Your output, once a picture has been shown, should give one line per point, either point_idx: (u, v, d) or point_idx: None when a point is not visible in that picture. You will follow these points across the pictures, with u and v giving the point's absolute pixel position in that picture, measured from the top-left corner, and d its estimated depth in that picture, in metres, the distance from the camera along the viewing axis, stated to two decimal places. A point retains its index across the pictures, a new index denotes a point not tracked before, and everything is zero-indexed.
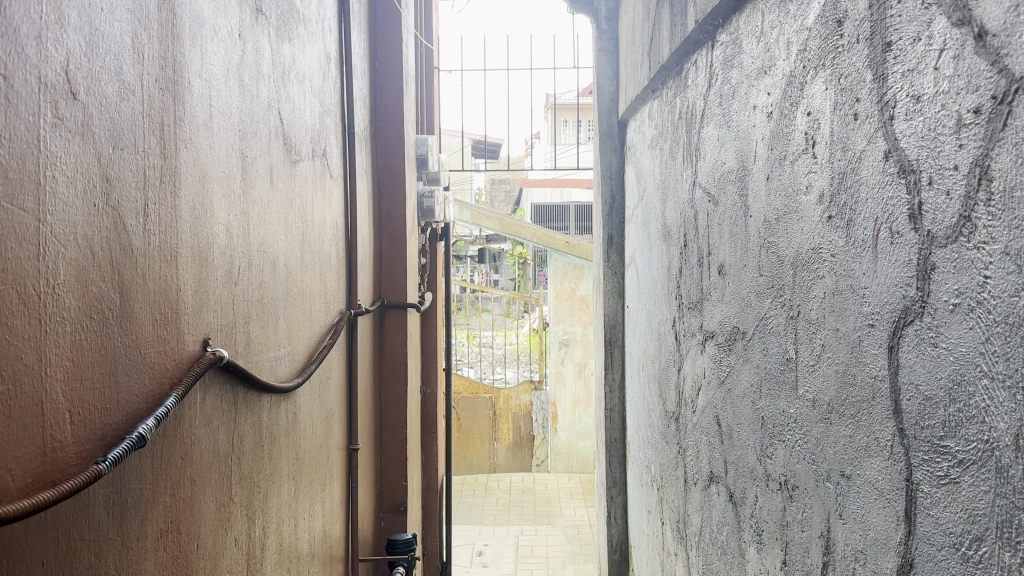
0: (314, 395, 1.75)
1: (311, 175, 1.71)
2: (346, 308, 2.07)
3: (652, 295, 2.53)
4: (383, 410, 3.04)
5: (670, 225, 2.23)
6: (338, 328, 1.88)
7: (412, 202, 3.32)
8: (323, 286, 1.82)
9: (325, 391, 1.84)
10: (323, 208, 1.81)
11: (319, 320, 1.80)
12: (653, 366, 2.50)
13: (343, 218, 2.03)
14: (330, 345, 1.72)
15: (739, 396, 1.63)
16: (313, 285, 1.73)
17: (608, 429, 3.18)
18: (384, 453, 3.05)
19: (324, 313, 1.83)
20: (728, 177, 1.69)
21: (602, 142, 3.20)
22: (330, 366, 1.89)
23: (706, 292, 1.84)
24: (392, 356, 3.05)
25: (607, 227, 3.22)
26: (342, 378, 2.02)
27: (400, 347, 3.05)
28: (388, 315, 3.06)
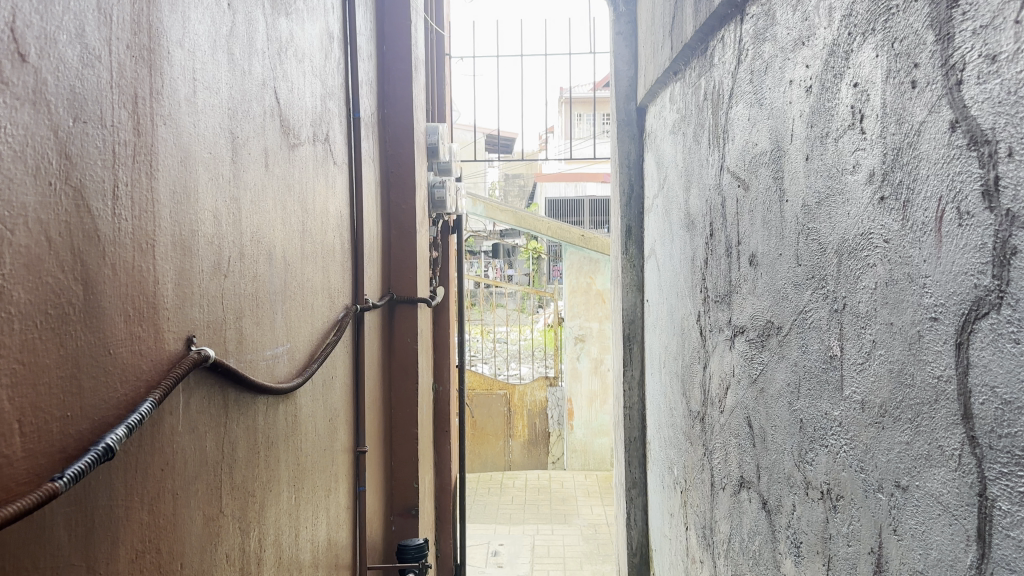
0: (317, 395, 1.64)
1: (312, 161, 1.60)
2: (352, 303, 1.96)
3: (674, 289, 2.40)
4: (392, 409, 2.94)
5: (693, 213, 2.11)
6: (342, 323, 1.78)
7: (423, 193, 3.21)
8: (327, 279, 1.71)
9: (329, 391, 1.73)
10: (325, 197, 1.70)
11: (323, 316, 1.69)
12: (676, 363, 2.38)
13: (347, 209, 1.92)
14: (333, 342, 1.61)
15: (774, 396, 1.51)
16: (315, 278, 1.62)
17: (627, 428, 3.06)
18: (395, 453, 2.95)
19: (328, 308, 1.72)
20: (760, 159, 1.57)
21: (620, 130, 3.08)
22: (335, 365, 1.79)
23: (735, 284, 1.72)
24: (402, 353, 2.94)
25: (626, 218, 3.09)
26: (348, 377, 1.91)
27: (410, 343, 2.94)
28: (397, 310, 2.96)
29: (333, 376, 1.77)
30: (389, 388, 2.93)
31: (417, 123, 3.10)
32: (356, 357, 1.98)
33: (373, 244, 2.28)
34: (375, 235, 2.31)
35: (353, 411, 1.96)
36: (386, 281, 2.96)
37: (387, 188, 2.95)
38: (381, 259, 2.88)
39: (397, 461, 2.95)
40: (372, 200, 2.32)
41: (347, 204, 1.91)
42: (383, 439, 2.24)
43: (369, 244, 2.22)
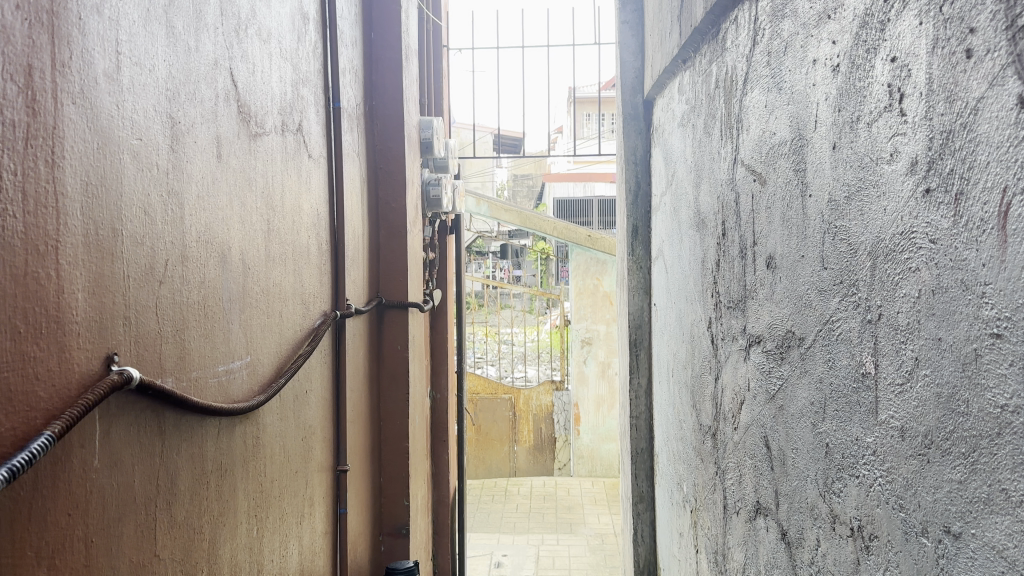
0: (289, 411, 1.49)
1: (281, 154, 1.45)
2: (331, 309, 1.82)
3: (682, 293, 2.24)
4: (382, 421, 2.81)
5: (704, 212, 1.94)
6: (318, 332, 1.63)
7: (416, 192, 3.06)
8: (300, 285, 1.56)
9: (303, 408, 1.58)
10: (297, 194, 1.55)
11: (294, 324, 1.54)
12: (685, 373, 2.22)
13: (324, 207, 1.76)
14: (304, 355, 1.47)
15: (795, 416, 1.35)
16: (285, 283, 1.47)
17: (634, 439, 2.89)
18: (385, 466, 2.82)
19: (300, 316, 1.57)
20: (779, 149, 1.40)
21: (627, 124, 2.91)
22: (310, 378, 1.64)
23: (751, 289, 1.55)
24: (392, 361, 2.82)
25: (633, 218, 2.92)
26: (327, 391, 1.76)
27: (401, 351, 2.81)
28: (387, 316, 2.83)
29: (308, 391, 1.62)
30: (380, 398, 2.81)
31: (410, 117, 2.95)
32: (336, 369, 1.85)
33: (357, 245, 2.12)
34: (359, 237, 2.16)
35: (333, 427, 1.81)
36: (375, 282, 2.81)
37: (376, 185, 2.80)
38: (369, 260, 2.73)
39: (387, 475, 2.82)
40: (357, 198, 2.16)
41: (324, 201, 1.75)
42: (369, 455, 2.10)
43: (352, 245, 2.07)
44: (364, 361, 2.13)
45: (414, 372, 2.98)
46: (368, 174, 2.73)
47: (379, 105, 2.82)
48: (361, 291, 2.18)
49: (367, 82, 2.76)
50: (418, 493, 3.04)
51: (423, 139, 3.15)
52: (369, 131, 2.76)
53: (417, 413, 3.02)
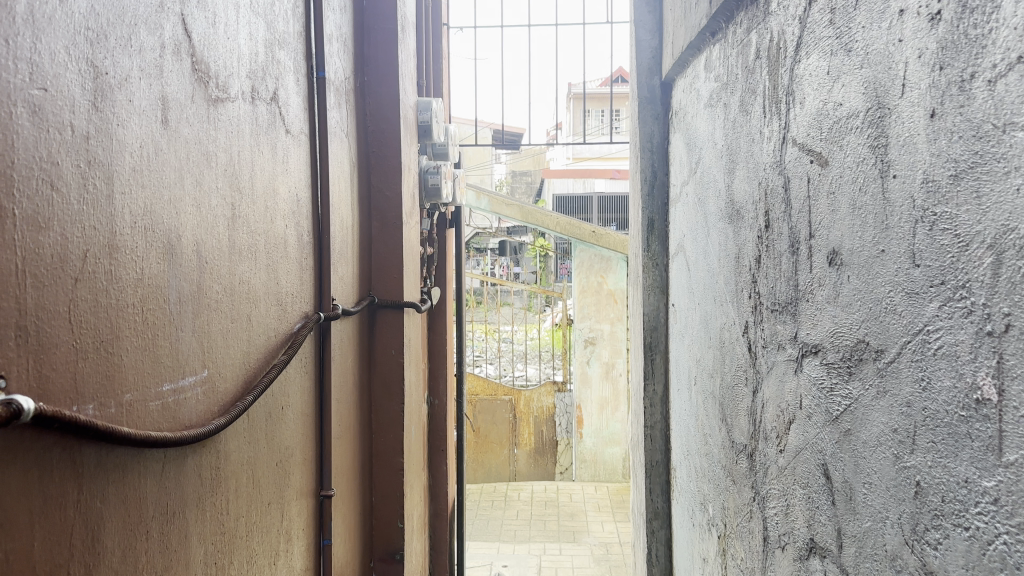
0: (263, 437, 1.40)
1: (249, 124, 1.37)
2: (314, 311, 1.67)
3: (708, 293, 2.01)
4: (373, 433, 2.60)
5: (739, 201, 1.71)
6: (296, 340, 1.50)
7: (413, 181, 2.83)
8: (274, 278, 1.47)
9: (277, 427, 1.47)
10: (263, 171, 1.43)
11: (269, 329, 1.46)
12: (712, 383, 1.99)
13: (297, 189, 1.59)
14: (274, 368, 1.37)
15: (869, 445, 1.12)
16: (252, 277, 1.37)
17: (648, 451, 2.66)
18: (378, 482, 2.61)
19: (276, 320, 1.48)
20: (848, 122, 1.17)
21: (642, 109, 2.67)
22: (287, 391, 1.51)
23: (804, 291, 1.33)
24: (385, 366, 2.59)
25: (649, 211, 2.68)
26: (308, 406, 1.62)
27: (394, 355, 2.59)
28: (380, 317, 2.60)
29: (281, 407, 1.48)
30: (371, 407, 2.59)
31: (406, 99, 2.72)
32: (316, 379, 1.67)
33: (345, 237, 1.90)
34: (349, 228, 1.93)
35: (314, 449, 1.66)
36: (369, 279, 2.59)
37: (367, 172, 2.58)
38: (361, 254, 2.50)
39: (380, 492, 2.61)
40: (347, 184, 1.93)
41: (308, 179, 1.65)
42: (354, 473, 1.93)
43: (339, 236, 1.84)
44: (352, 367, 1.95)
45: (410, 378, 2.76)
46: (360, 160, 2.51)
47: (373, 84, 2.59)
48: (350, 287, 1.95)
49: (359, 58, 2.53)
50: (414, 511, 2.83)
51: (420, 123, 2.92)
52: (360, 113, 2.53)
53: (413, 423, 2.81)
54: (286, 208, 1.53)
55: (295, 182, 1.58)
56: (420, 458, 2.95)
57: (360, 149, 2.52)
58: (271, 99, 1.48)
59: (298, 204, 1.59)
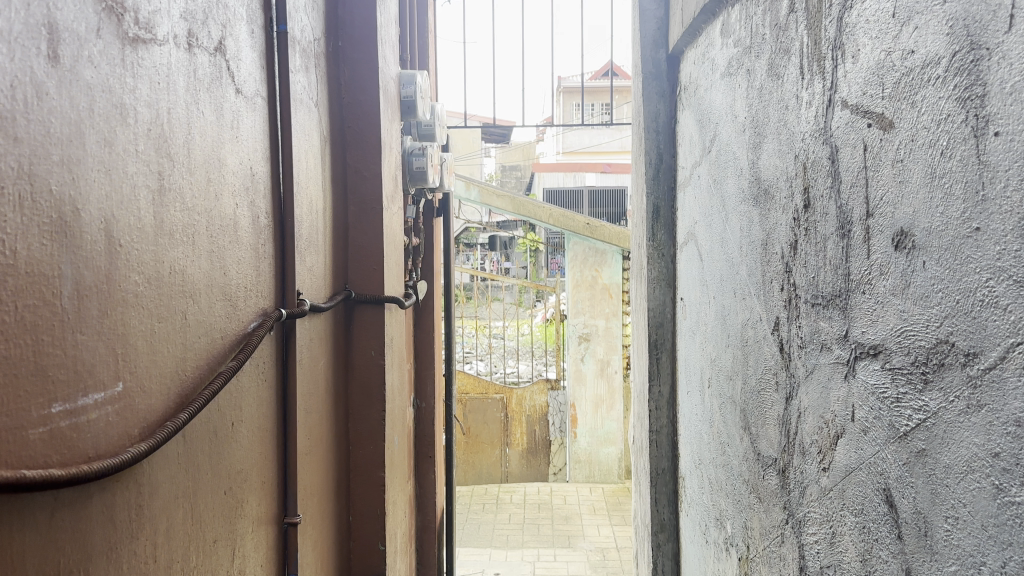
0: (205, 459, 1.27)
1: (184, 78, 1.22)
2: (267, 314, 1.49)
3: (724, 286, 1.79)
4: (351, 445, 2.40)
5: (767, 178, 1.50)
6: (248, 342, 1.36)
7: (395, 163, 2.60)
8: (224, 269, 1.34)
9: (229, 448, 1.35)
10: (205, 137, 1.28)
11: (213, 332, 1.31)
12: (730, 386, 1.77)
13: (249, 160, 1.46)
14: (217, 378, 1.22)
15: (953, 471, 0.90)
16: (190, 273, 1.23)
17: (653, 458, 2.44)
18: (355, 500, 2.40)
19: (228, 318, 1.35)
20: (925, 72, 0.95)
21: (646, 85, 2.44)
22: (241, 407, 1.39)
23: (860, 279, 1.12)
24: (364, 370, 2.40)
25: (653, 197, 2.45)
26: (270, 419, 1.52)
27: (374, 357, 2.39)
28: (358, 315, 2.40)
29: (231, 422, 1.36)
30: (349, 416, 2.39)
31: (388, 72, 2.50)
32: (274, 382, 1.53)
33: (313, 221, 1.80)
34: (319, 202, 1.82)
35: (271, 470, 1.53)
36: (345, 268, 2.37)
37: (343, 150, 2.38)
38: (336, 244, 2.30)
39: (357, 510, 2.41)
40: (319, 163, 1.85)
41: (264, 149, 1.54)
42: (315, 492, 1.73)
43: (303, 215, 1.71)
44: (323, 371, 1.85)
45: (394, 384, 2.56)
46: (333, 140, 2.30)
47: (350, 56, 2.37)
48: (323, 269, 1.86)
49: (332, 21, 2.31)
50: (398, 530, 2.61)
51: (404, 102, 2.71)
52: (333, 88, 2.32)
53: (397, 431, 2.61)
54: (236, 183, 1.39)
55: (247, 152, 1.45)
56: (404, 469, 2.74)
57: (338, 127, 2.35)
58: (214, 51, 1.33)
59: (250, 177, 1.47)
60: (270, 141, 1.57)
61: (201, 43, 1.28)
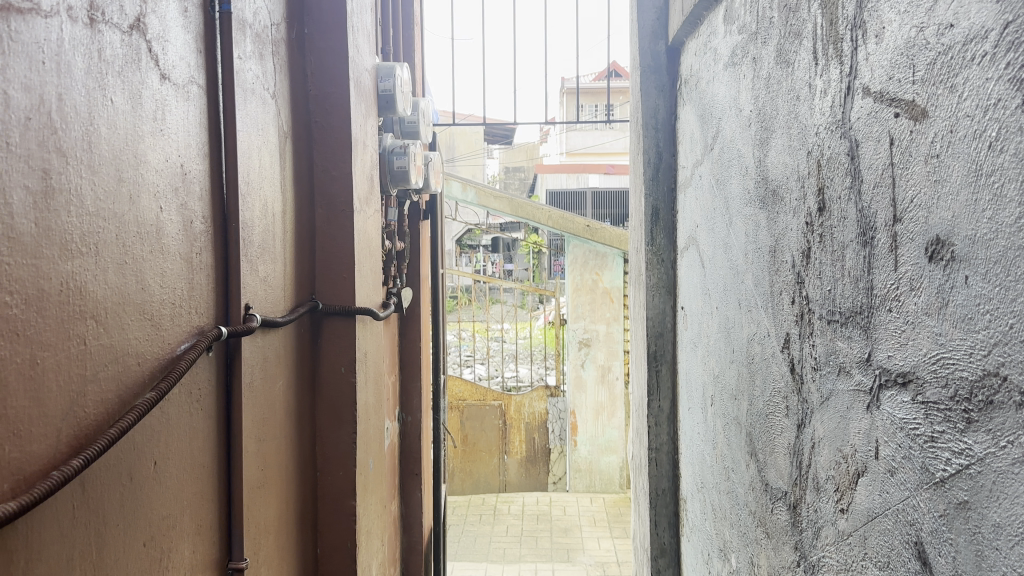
0: (127, 497, 1.16)
1: (84, 59, 1.07)
2: (201, 337, 1.39)
3: (728, 296, 1.63)
4: (317, 469, 2.33)
5: (775, 178, 1.34)
6: (173, 368, 1.26)
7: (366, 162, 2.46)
8: (144, 286, 1.22)
9: (152, 493, 1.24)
10: (126, 128, 1.18)
11: (128, 357, 1.18)
12: (735, 406, 1.61)
13: (181, 156, 1.38)
14: (128, 417, 1.08)
15: (1008, 535, 0.73)
16: (94, 291, 1.09)
17: (653, 478, 2.28)
18: (323, 527, 2.33)
19: (149, 341, 1.24)
20: (967, 49, 0.78)
21: (644, 79, 2.28)
22: (166, 444, 1.29)
23: (885, 295, 0.96)
24: (332, 388, 2.32)
25: (652, 199, 2.28)
26: (205, 455, 1.44)
27: (343, 374, 2.31)
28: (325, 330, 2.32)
29: (154, 460, 1.24)
30: (315, 439, 2.31)
31: (358, 65, 2.39)
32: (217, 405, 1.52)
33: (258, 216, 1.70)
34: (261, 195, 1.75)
35: (208, 508, 1.46)
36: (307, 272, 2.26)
37: (309, 147, 2.28)
38: (299, 248, 2.16)
39: (325, 538, 2.34)
40: (271, 163, 1.86)
41: (201, 142, 1.47)
42: (262, 524, 1.69)
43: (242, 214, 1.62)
44: (279, 394, 1.87)
45: (367, 404, 2.48)
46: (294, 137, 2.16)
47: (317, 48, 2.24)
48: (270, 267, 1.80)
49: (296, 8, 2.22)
50: (370, 558, 2.52)
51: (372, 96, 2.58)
52: (294, 82, 2.19)
53: (370, 452, 2.54)
54: (157, 181, 1.28)
55: (176, 147, 1.35)
56: (378, 491, 2.67)
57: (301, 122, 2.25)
58: (129, 30, 1.20)
59: (182, 172, 1.38)
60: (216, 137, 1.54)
61: (109, 19, 1.14)
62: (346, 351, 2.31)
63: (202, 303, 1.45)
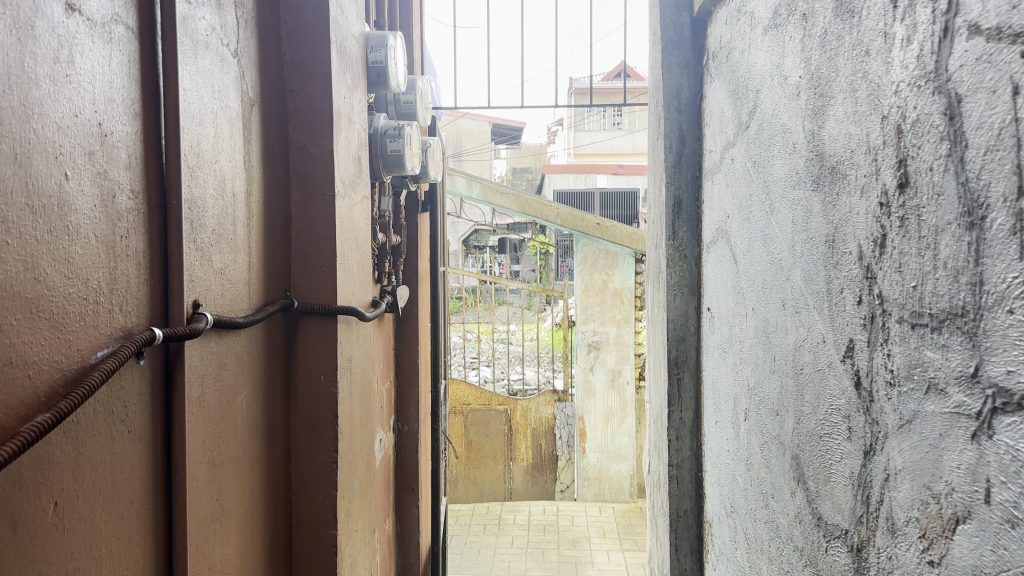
0: (15, 551, 0.96)
1: None
2: (126, 344, 1.20)
3: (769, 296, 1.41)
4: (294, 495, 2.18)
5: (835, 152, 1.11)
6: (83, 383, 1.05)
7: (346, 143, 2.26)
8: (38, 277, 1.02)
9: (50, 543, 1.04)
10: (12, 66, 0.97)
11: (11, 367, 0.96)
12: (777, 423, 1.38)
13: (97, 111, 1.18)
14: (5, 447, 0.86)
15: None
16: None
17: (674, 497, 2.05)
18: (299, 558, 2.18)
19: (43, 348, 1.02)
20: None
21: (666, 55, 2.06)
22: (71, 481, 1.09)
23: (1001, 294, 0.74)
24: (310, 402, 2.17)
25: (674, 188, 2.05)
26: (127, 487, 1.25)
27: (323, 383, 2.17)
28: (302, 334, 2.17)
29: (55, 502, 1.05)
30: (291, 459, 2.18)
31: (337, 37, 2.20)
32: (159, 420, 1.38)
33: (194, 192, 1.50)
34: (202, 169, 1.56)
35: (134, 553, 1.27)
36: (275, 261, 2.07)
37: (278, 123, 2.10)
38: (262, 236, 1.96)
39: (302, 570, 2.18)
40: (224, 134, 1.68)
41: (124, 98, 1.27)
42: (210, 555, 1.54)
43: (182, 190, 1.42)
44: (242, 407, 1.77)
45: (353, 419, 2.34)
46: (258, 113, 1.97)
47: None
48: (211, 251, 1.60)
49: None
50: None
51: (353, 72, 2.38)
52: (259, 53, 1.99)
53: (356, 473, 2.38)
54: (59, 137, 1.07)
55: (88, 99, 1.15)
56: (365, 516, 2.51)
57: (270, 96, 2.06)
58: None
59: (99, 131, 1.18)
60: (146, 96, 1.35)
61: None
62: (325, 358, 2.17)
63: (123, 299, 1.26)
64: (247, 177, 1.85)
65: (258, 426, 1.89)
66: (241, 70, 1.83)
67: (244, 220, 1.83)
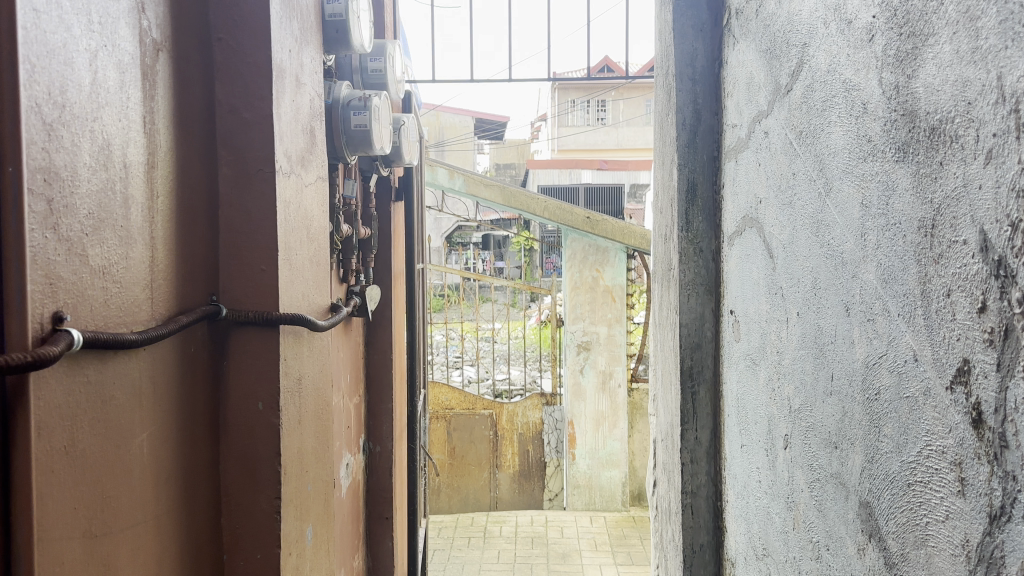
0: None
1: None
2: None
3: (824, 300, 1.12)
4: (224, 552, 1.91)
5: (938, 104, 0.83)
6: None
7: (289, 115, 1.96)
8: None
9: None
10: None
11: None
12: (835, 460, 1.10)
13: None
14: None
15: None
16: None
17: (688, 531, 1.77)
18: None
19: None
20: None
21: (677, 16, 1.77)
22: None
23: None
24: (253, 433, 1.89)
25: (686, 170, 1.76)
26: None
27: (262, 412, 1.89)
28: (245, 352, 1.89)
29: None
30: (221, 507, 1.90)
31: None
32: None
33: (51, 154, 1.21)
34: (67, 126, 1.27)
35: None
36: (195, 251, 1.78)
37: (194, 86, 1.80)
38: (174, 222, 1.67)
39: None
40: (101, 88, 1.39)
41: None
42: None
43: (20, 154, 1.13)
44: (138, 454, 1.50)
45: (301, 451, 2.05)
46: (169, 72, 1.68)
47: None
48: (82, 233, 1.31)
49: None
50: None
51: (301, 36, 2.08)
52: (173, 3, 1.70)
53: (306, 517, 2.10)
54: None
55: None
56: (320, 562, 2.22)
57: (186, 55, 1.77)
58: None
59: None
60: None
61: None
62: (263, 381, 1.89)
63: None
64: (147, 144, 1.56)
65: (165, 470, 1.62)
66: (139, 17, 1.54)
67: (143, 194, 1.54)
